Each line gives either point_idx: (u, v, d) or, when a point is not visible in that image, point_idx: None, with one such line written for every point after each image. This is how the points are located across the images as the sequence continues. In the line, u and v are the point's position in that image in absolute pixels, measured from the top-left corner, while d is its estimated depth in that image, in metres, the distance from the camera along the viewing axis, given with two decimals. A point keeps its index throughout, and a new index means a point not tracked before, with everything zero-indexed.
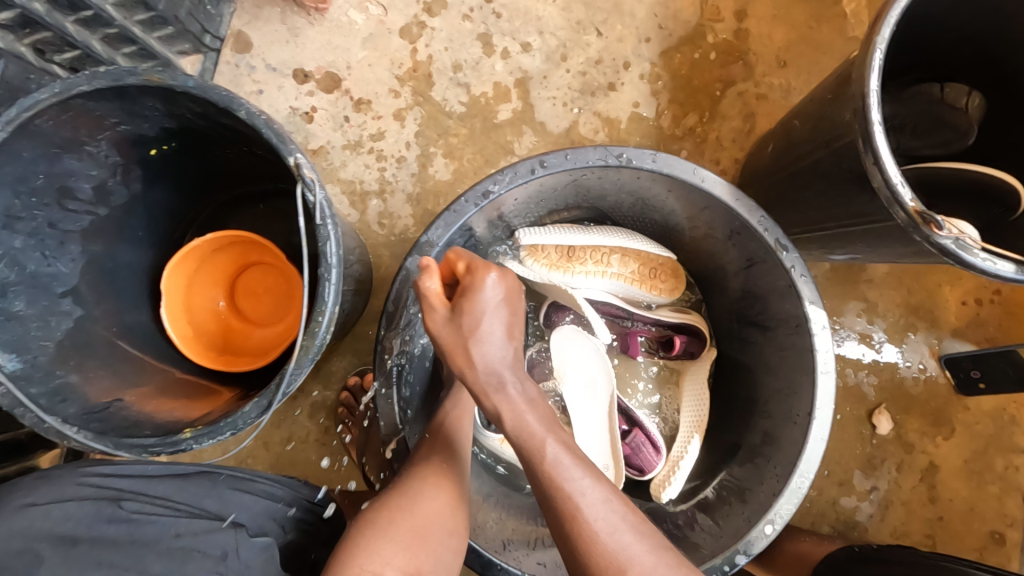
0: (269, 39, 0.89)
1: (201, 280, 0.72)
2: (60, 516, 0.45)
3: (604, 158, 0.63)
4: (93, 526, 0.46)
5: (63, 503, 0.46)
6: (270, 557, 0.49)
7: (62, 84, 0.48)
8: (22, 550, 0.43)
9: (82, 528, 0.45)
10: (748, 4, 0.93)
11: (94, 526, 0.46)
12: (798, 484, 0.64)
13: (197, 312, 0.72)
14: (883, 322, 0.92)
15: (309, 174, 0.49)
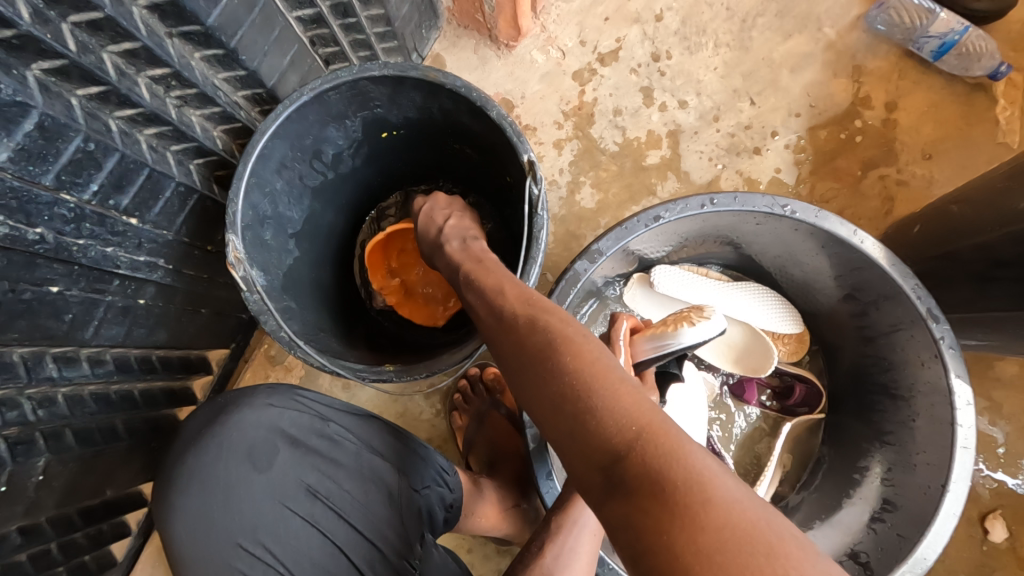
0: (461, 64, 1.03)
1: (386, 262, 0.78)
2: (287, 420, 0.58)
3: (770, 206, 0.69)
4: (309, 436, 0.58)
5: (288, 413, 0.59)
6: (420, 511, 0.59)
7: (359, 68, 0.59)
8: (262, 438, 0.57)
9: (302, 437, 0.58)
10: (900, 97, 0.99)
11: (308, 436, 0.58)
12: (923, 555, 0.65)
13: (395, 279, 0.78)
14: (1007, 425, 0.90)
15: (539, 171, 0.58)
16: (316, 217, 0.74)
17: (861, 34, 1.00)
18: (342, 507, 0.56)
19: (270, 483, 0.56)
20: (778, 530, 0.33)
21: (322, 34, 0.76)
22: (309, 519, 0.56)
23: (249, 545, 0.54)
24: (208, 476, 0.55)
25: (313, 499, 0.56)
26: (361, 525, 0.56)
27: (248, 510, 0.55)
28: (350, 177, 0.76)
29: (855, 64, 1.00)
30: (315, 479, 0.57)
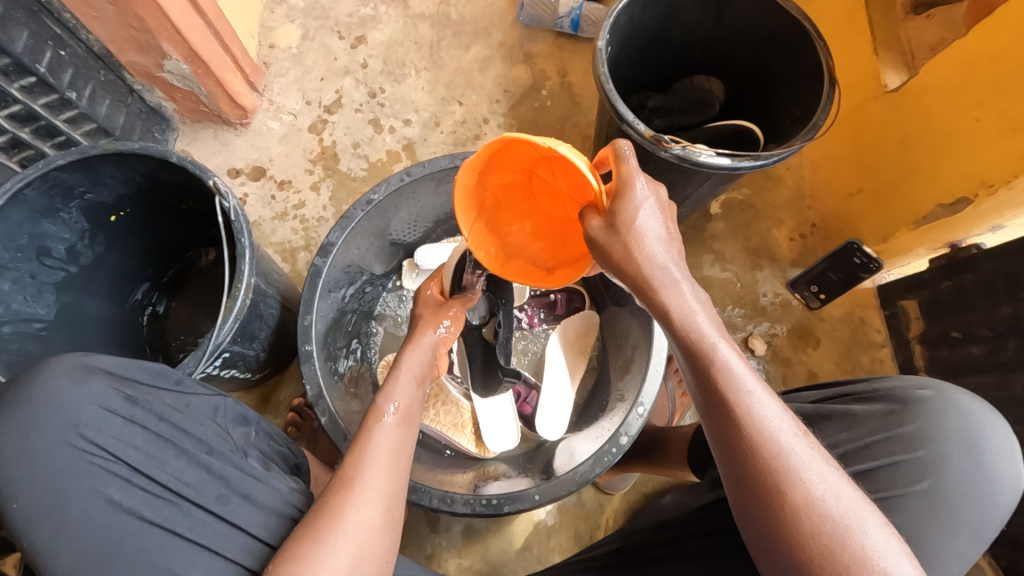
0: (206, 151, 1.14)
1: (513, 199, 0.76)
2: (111, 360, 0.57)
3: (453, 161, 0.86)
4: (133, 369, 0.57)
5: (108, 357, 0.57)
6: (246, 430, 0.61)
7: (44, 162, 0.68)
8: (83, 371, 0.54)
9: (123, 365, 0.57)
10: (566, 64, 1.25)
11: (137, 373, 0.57)
12: (656, 367, 0.79)
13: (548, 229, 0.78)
14: (734, 266, 1.12)
15: (224, 188, 0.69)
16: (68, 309, 0.79)
17: (520, 30, 1.27)
18: (170, 414, 0.56)
19: (92, 395, 0.54)
20: (843, 522, 0.43)
21: (30, 155, 0.86)
22: (134, 424, 0.54)
23: (73, 449, 0.51)
24: (25, 392, 0.52)
25: (137, 405, 0.55)
26: (194, 430, 0.56)
27: (71, 415, 0.52)
28: (97, 266, 0.82)
29: (525, 52, 1.26)
30: (141, 395, 0.56)
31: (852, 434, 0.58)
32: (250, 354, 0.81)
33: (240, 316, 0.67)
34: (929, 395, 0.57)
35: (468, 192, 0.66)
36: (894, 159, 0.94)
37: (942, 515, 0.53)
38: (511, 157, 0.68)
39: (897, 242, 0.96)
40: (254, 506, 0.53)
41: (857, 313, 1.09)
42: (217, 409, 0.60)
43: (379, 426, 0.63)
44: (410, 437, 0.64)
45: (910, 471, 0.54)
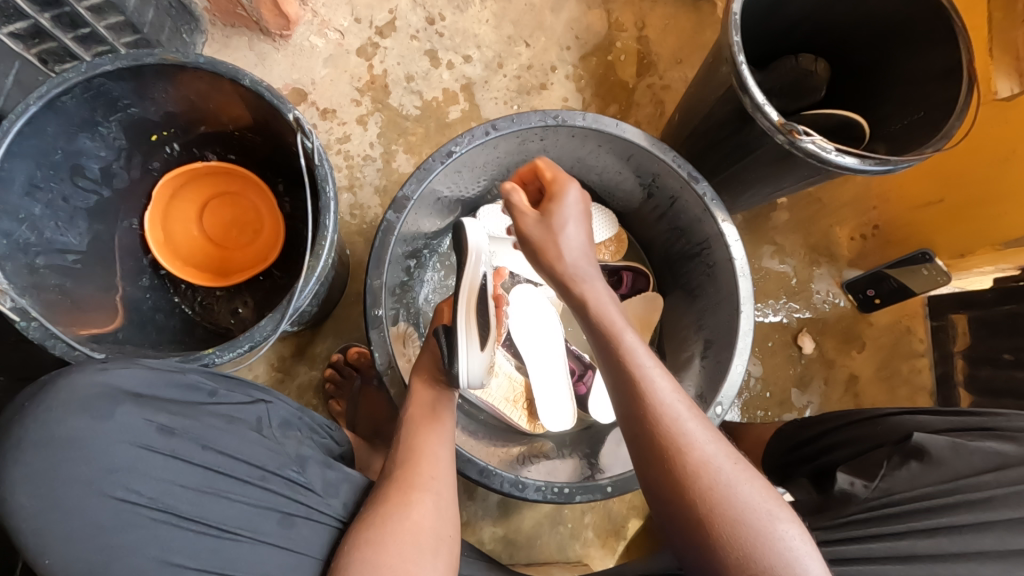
0: (239, 63, 1.00)
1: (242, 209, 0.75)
2: (127, 380, 0.50)
3: (544, 120, 0.77)
4: (157, 387, 0.51)
5: (124, 375, 0.50)
6: (293, 435, 0.57)
7: (89, 65, 0.56)
8: (100, 403, 0.49)
9: (148, 383, 0.51)
10: (645, 16, 1.14)
11: (162, 390, 0.52)
12: (738, 367, 0.76)
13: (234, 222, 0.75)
14: (792, 260, 1.10)
15: (307, 125, 0.59)
16: (102, 240, 0.69)
17: None
18: (213, 440, 0.52)
19: (122, 431, 0.49)
20: None
21: (51, 49, 0.74)
22: (174, 458, 0.50)
23: (110, 496, 0.47)
24: (44, 437, 0.46)
25: (171, 437, 0.50)
26: (239, 452, 0.53)
27: (102, 458, 0.48)
28: (133, 191, 0.72)
29: None
30: (172, 420, 0.51)
31: (998, 475, 0.57)
32: (308, 311, 0.74)
33: (322, 276, 0.60)
34: None
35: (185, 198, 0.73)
36: (988, 175, 0.90)
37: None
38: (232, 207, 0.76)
39: (970, 260, 0.95)
40: (311, 534, 0.53)
41: (904, 322, 1.09)
42: (260, 419, 0.56)
43: (409, 433, 0.63)
44: (441, 433, 0.64)
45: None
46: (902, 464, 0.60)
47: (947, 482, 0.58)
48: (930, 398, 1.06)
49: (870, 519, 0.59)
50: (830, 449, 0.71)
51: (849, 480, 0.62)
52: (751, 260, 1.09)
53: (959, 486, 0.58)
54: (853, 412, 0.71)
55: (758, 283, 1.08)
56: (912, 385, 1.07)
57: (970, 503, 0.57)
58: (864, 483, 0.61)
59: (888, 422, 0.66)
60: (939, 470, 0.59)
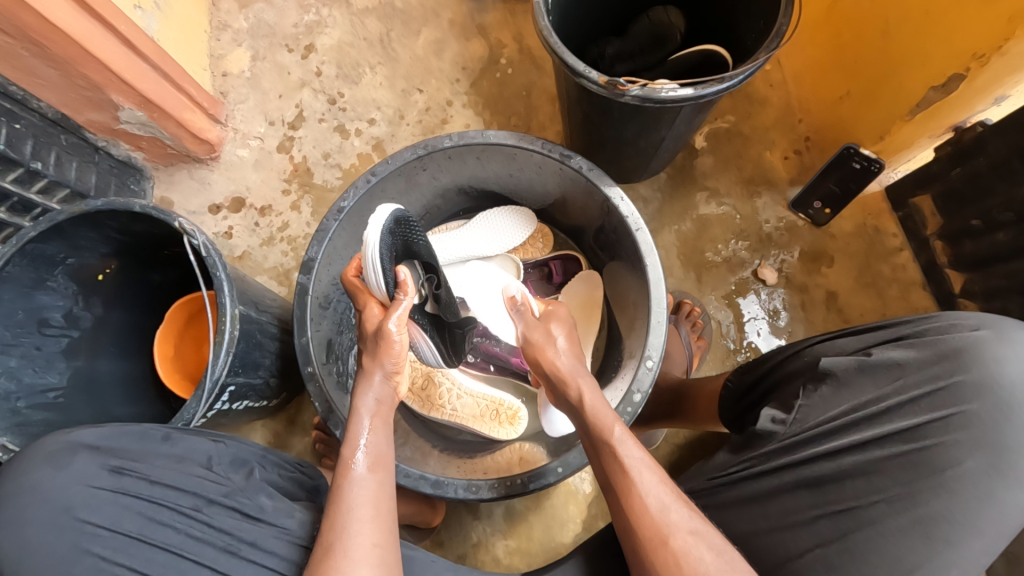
0: (184, 193, 1.15)
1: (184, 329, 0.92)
2: (84, 434, 0.55)
3: (415, 152, 0.84)
4: (113, 437, 0.56)
5: (83, 431, 0.56)
6: (248, 470, 0.58)
7: (17, 237, 0.69)
8: (63, 454, 0.54)
9: (107, 436, 0.56)
10: (521, 27, 1.20)
11: (115, 440, 0.56)
12: (658, 320, 0.76)
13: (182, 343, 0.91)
14: (730, 199, 1.08)
15: (189, 227, 0.69)
16: (81, 372, 0.81)
17: (467, 3, 1.22)
18: (163, 476, 0.55)
19: (77, 474, 0.53)
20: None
21: (12, 234, 0.88)
22: (124, 495, 0.53)
23: (68, 534, 0.51)
24: (15, 485, 0.52)
25: (123, 476, 0.54)
26: (188, 483, 0.55)
27: (58, 498, 0.52)
28: (99, 325, 0.84)
29: (475, 24, 1.21)
30: (124, 461, 0.55)
31: (897, 386, 0.57)
32: (257, 382, 0.82)
33: (233, 347, 0.68)
34: (985, 336, 0.56)
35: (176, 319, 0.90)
36: (875, 52, 0.87)
37: (992, 465, 0.53)
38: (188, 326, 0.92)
39: (896, 137, 0.90)
40: (271, 546, 0.54)
41: (868, 223, 1.03)
42: (212, 458, 0.57)
43: (351, 477, 0.57)
44: (388, 479, 0.59)
45: (958, 423, 0.54)
46: (815, 389, 0.60)
47: (855, 403, 0.58)
48: (923, 290, 0.99)
49: (787, 449, 0.59)
50: (772, 391, 0.68)
51: (772, 418, 0.61)
52: (688, 213, 1.08)
53: (868, 403, 0.57)
54: (782, 350, 0.70)
55: (703, 232, 1.07)
56: (898, 283, 1.00)
57: (877, 418, 0.57)
58: (782, 419, 0.60)
59: (810, 353, 0.65)
60: (847, 390, 0.58)
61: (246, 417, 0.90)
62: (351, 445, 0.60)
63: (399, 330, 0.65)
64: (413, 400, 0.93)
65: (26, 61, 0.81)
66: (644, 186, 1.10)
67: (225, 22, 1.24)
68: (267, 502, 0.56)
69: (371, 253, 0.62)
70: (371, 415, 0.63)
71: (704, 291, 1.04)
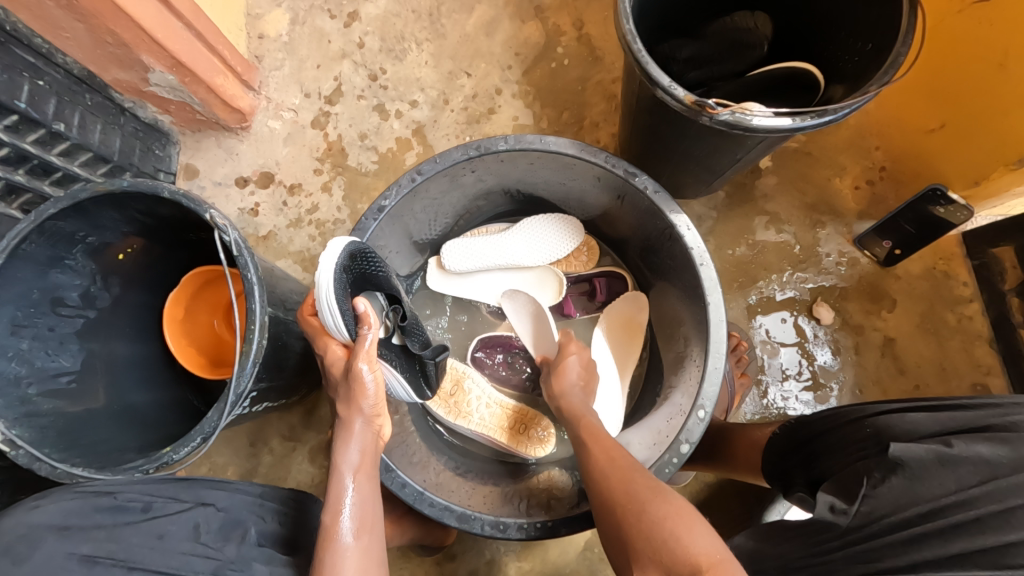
0: (211, 162, 1.09)
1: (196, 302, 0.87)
2: (48, 512, 0.47)
3: (466, 153, 0.77)
4: (82, 514, 0.48)
5: (48, 506, 0.47)
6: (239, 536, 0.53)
7: (35, 213, 0.64)
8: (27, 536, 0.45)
9: (74, 513, 0.47)
10: (582, 14, 1.11)
11: (86, 515, 0.48)
12: (714, 366, 0.71)
13: (194, 315, 0.87)
14: (791, 226, 1.00)
15: (221, 221, 0.63)
16: (96, 354, 0.77)
17: None
18: (144, 559, 0.48)
19: (42, 566, 0.44)
20: None
21: (30, 198, 0.83)
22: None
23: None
24: None
25: (98, 565, 0.46)
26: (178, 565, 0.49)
27: None
28: (117, 305, 0.80)
29: (533, 5, 1.11)
30: (98, 544, 0.47)
31: (991, 488, 0.48)
32: (279, 383, 0.77)
33: (260, 358, 0.63)
34: None
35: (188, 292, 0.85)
36: (984, 88, 0.79)
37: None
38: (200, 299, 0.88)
39: (992, 184, 0.81)
40: None
41: (939, 267, 0.95)
42: (199, 526, 0.52)
43: (335, 546, 0.55)
44: (373, 540, 0.58)
45: None
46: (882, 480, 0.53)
47: (932, 501, 0.50)
48: (989, 347, 0.92)
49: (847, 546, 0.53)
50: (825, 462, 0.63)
51: (830, 506, 0.55)
52: (743, 237, 1.01)
53: (939, 507, 0.49)
54: (847, 417, 0.64)
55: (758, 260, 0.99)
56: (962, 336, 0.93)
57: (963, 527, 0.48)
58: (843, 509, 0.54)
59: (875, 425, 0.60)
60: (922, 486, 0.51)
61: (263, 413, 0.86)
62: (332, 508, 0.58)
63: (371, 368, 0.62)
64: (439, 406, 0.87)
65: (52, 13, 0.74)
66: (699, 202, 1.02)
67: None
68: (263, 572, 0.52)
69: (325, 295, 0.59)
70: (354, 473, 0.61)
71: (752, 323, 0.98)
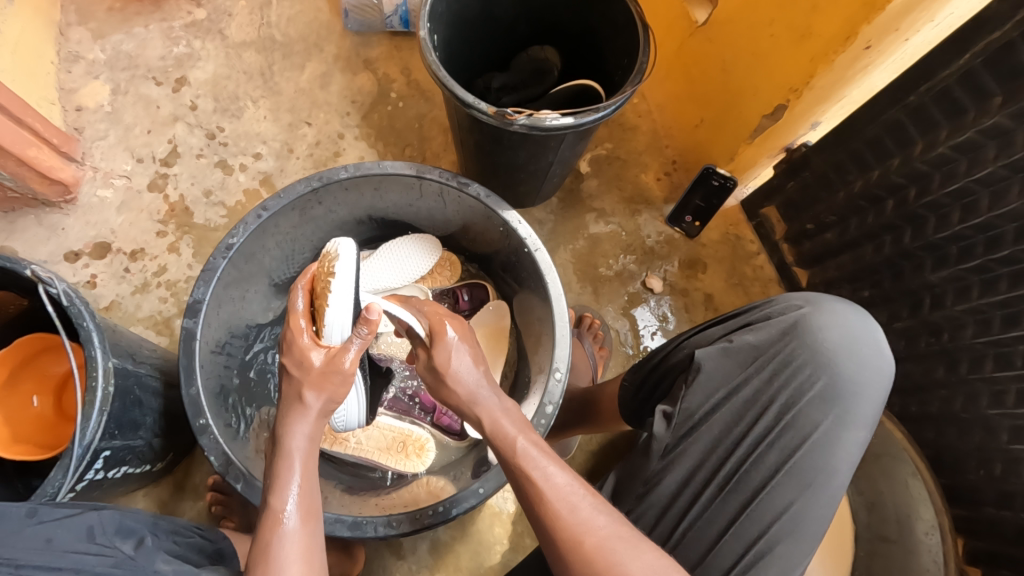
0: (31, 241, 1.01)
1: (22, 377, 0.79)
2: None
3: (309, 184, 0.82)
4: None
5: None
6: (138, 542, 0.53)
7: None
8: None
9: None
10: (408, 62, 1.23)
11: None
12: (563, 333, 0.81)
13: (15, 387, 0.79)
14: (615, 217, 1.17)
15: (45, 274, 0.61)
16: None
17: (351, 38, 1.23)
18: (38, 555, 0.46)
19: None
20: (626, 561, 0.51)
21: None
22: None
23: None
24: None
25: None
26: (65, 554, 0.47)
27: None
28: None
29: (362, 59, 1.22)
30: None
31: (756, 362, 0.66)
32: (139, 444, 0.73)
33: (106, 406, 0.61)
34: (810, 310, 0.67)
35: (23, 359, 0.79)
36: (719, 85, 1.02)
37: (840, 416, 0.63)
38: (32, 373, 0.80)
39: (742, 158, 1.05)
40: None
41: (731, 231, 1.18)
42: (91, 530, 0.51)
43: (280, 533, 0.51)
44: (318, 530, 0.54)
45: (804, 386, 0.64)
46: (693, 379, 0.67)
47: (728, 385, 0.66)
48: (779, 286, 1.15)
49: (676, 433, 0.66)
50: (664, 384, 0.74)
51: (662, 413, 0.67)
52: (580, 232, 1.16)
53: (732, 381, 0.66)
54: (665, 346, 0.76)
55: (595, 249, 1.15)
56: (760, 282, 1.15)
57: (747, 396, 0.65)
58: (672, 412, 0.67)
59: (687, 345, 0.73)
60: (721, 376, 0.66)
61: (124, 486, 0.79)
62: (279, 492, 0.54)
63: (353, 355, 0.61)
64: None
65: None
66: (539, 209, 1.17)
67: (77, 54, 1.13)
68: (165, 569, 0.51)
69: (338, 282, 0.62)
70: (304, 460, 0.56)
71: (602, 303, 1.12)
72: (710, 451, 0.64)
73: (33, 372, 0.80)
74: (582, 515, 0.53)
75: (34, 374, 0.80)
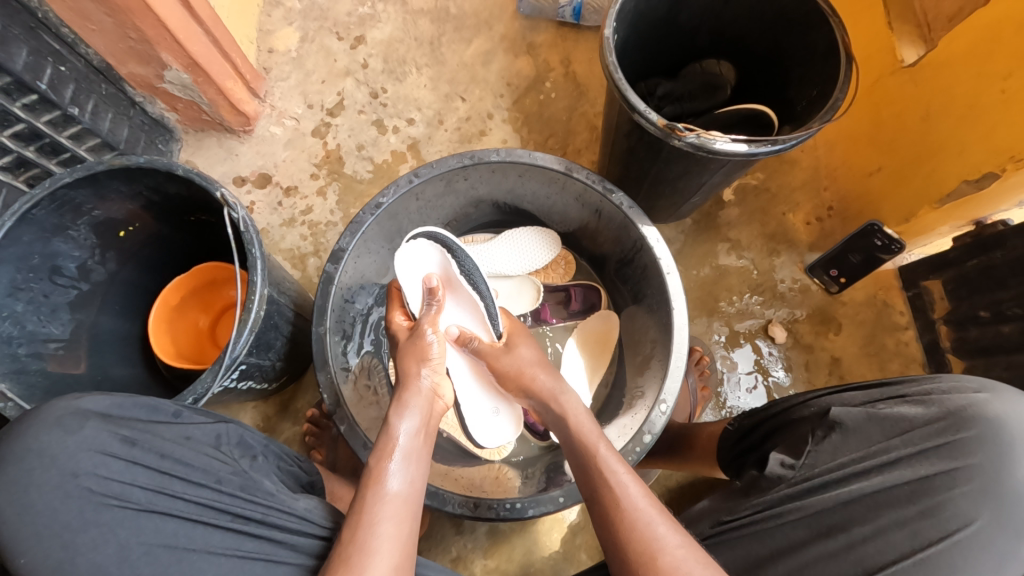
0: (210, 161, 1.14)
1: (194, 299, 0.90)
2: (108, 404, 0.55)
3: (461, 161, 0.84)
4: (125, 407, 0.55)
5: (99, 399, 0.55)
6: (252, 454, 0.58)
7: (50, 180, 0.67)
8: (72, 418, 0.52)
9: (118, 404, 0.55)
10: (570, 54, 1.22)
11: (126, 409, 0.55)
12: (677, 365, 0.77)
13: (187, 305, 0.89)
14: (750, 252, 1.10)
15: (232, 199, 0.68)
16: (81, 325, 0.80)
17: (521, 21, 1.24)
18: (173, 450, 0.54)
19: (88, 442, 0.52)
20: None
21: (37, 173, 0.89)
22: (134, 464, 0.53)
23: (77, 498, 0.50)
24: (20, 448, 0.51)
25: (134, 447, 0.53)
26: (194, 461, 0.54)
27: (67, 464, 0.51)
28: (110, 282, 0.83)
29: (526, 43, 1.23)
30: (136, 431, 0.54)
31: (908, 436, 0.58)
32: (265, 365, 0.80)
33: (256, 327, 0.67)
34: (985, 398, 0.58)
35: (198, 284, 0.89)
36: (914, 135, 0.91)
37: (1004, 522, 0.53)
38: (200, 297, 0.90)
39: (920, 221, 0.94)
40: (285, 536, 0.53)
41: (879, 296, 1.06)
42: (218, 437, 0.57)
43: (378, 489, 0.56)
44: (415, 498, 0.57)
45: (964, 474, 0.55)
46: (824, 436, 0.60)
47: (866, 451, 0.59)
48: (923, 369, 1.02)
49: (800, 493, 0.58)
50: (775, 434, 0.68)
51: (780, 461, 0.61)
52: (707, 260, 1.10)
53: (877, 451, 0.58)
54: (789, 396, 0.69)
55: (719, 281, 1.09)
56: (900, 359, 1.03)
57: (888, 469, 0.57)
58: (791, 463, 0.60)
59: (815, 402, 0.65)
60: (861, 439, 0.59)
61: (243, 397, 0.88)
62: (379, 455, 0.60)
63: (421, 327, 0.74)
64: None
65: (85, 5, 0.81)
66: (669, 227, 1.12)
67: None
68: (272, 485, 0.55)
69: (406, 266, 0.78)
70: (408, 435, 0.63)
71: (714, 339, 1.06)
72: (838, 517, 0.56)
73: (202, 298, 0.91)
74: (655, 527, 0.53)
75: (202, 298, 0.91)
